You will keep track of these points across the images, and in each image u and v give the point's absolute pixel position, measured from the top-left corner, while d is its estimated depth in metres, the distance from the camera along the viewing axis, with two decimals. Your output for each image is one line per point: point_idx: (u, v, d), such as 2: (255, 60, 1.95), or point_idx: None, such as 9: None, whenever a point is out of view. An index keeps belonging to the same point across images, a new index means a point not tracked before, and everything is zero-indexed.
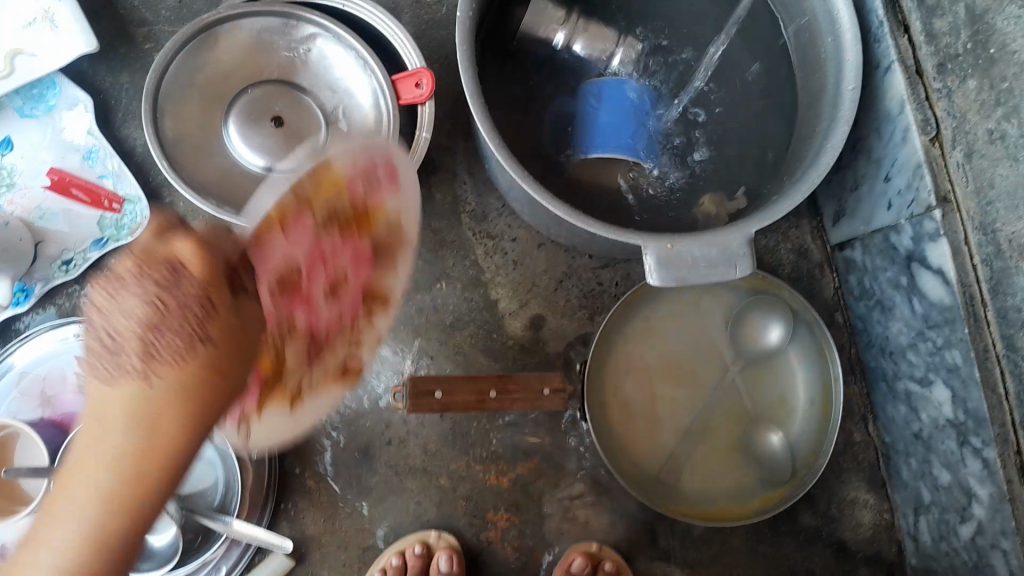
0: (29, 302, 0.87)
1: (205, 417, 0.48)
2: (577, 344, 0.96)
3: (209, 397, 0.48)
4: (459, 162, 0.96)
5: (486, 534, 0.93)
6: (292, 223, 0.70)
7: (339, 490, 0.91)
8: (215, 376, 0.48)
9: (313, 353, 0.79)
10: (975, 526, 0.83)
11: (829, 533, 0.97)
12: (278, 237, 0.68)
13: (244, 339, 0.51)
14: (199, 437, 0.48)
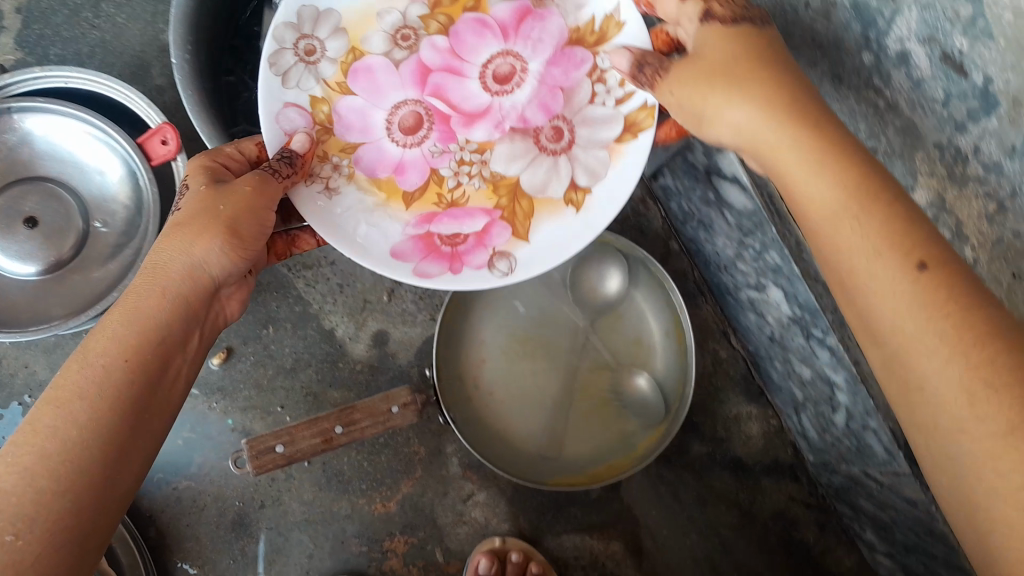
0: None
1: (89, 485, 0.45)
2: (425, 348, 0.94)
3: (119, 457, 0.47)
4: None
5: (389, 563, 0.91)
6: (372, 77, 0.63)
7: (226, 566, 0.88)
8: (130, 407, 0.48)
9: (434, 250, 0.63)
10: (845, 414, 0.80)
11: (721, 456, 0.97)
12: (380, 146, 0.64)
13: (129, 395, 0.48)
14: (92, 476, 0.45)
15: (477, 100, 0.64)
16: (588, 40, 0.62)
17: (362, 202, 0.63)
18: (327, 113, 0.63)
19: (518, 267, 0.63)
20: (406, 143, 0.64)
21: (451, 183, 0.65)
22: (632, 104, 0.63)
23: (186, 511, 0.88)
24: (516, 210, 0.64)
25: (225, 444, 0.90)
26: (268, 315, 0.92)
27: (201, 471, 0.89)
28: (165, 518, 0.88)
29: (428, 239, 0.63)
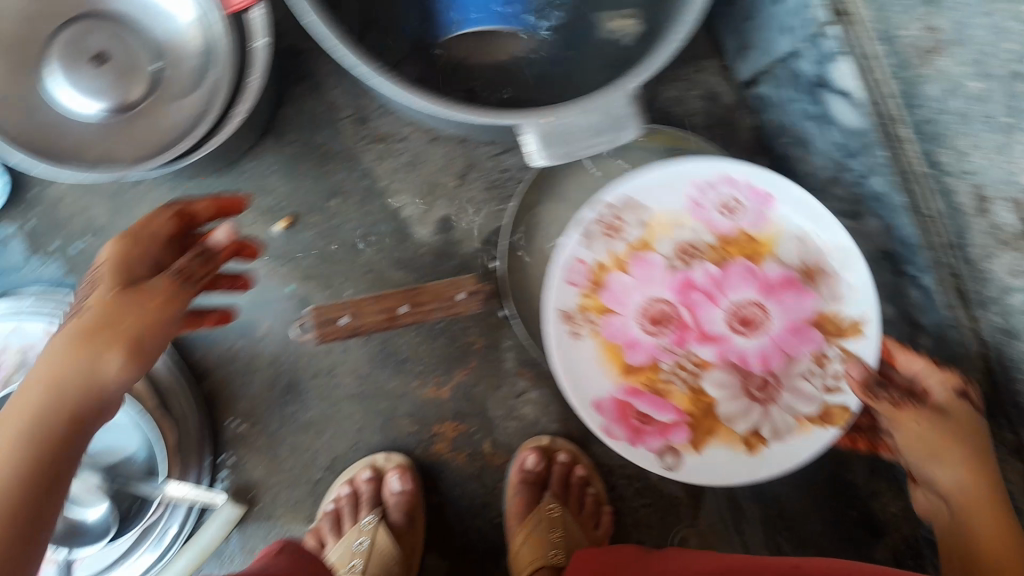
0: None
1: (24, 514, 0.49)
2: (492, 239, 0.89)
3: (44, 495, 0.50)
4: (323, 66, 0.86)
5: (436, 446, 0.91)
6: (633, 277, 0.72)
7: (275, 430, 0.88)
8: (42, 472, 0.50)
9: (625, 426, 0.70)
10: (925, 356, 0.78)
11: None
12: (614, 326, 0.72)
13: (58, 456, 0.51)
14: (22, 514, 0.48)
15: (720, 326, 0.72)
16: (829, 329, 0.72)
17: (585, 348, 0.71)
18: (600, 277, 0.72)
19: (679, 470, 0.71)
20: (644, 327, 0.72)
21: (663, 373, 0.71)
22: (839, 402, 0.71)
23: (237, 373, 0.87)
24: (703, 429, 0.71)
25: (280, 311, 0.88)
26: (334, 186, 0.87)
27: (256, 335, 0.87)
28: (215, 378, 0.87)
29: (620, 404, 0.71)
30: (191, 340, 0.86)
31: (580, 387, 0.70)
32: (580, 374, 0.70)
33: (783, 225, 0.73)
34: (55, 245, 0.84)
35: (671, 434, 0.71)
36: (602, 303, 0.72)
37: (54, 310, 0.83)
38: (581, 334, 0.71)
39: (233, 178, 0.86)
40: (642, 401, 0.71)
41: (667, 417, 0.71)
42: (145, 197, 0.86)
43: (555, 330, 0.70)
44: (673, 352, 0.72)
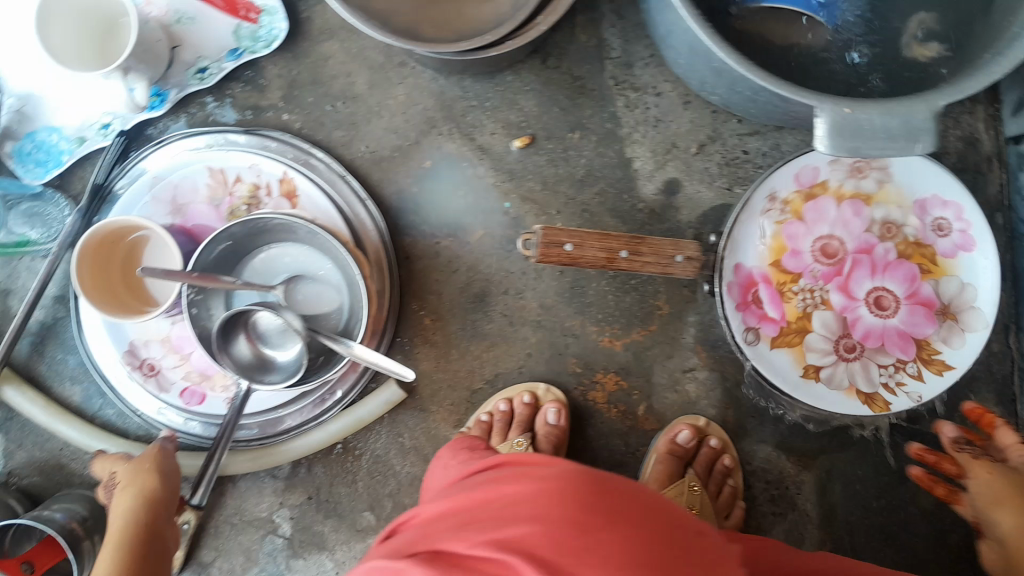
0: (165, 107, 0.86)
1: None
2: (711, 214, 0.89)
3: None
4: (609, 3, 0.87)
5: (593, 393, 0.92)
6: (838, 211, 0.86)
7: (454, 331, 0.91)
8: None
9: (744, 301, 0.87)
10: None
11: (934, 438, 0.93)
12: (794, 233, 0.86)
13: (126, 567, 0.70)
14: None
15: (863, 293, 0.87)
16: (923, 353, 0.87)
17: (765, 228, 0.86)
18: (822, 189, 0.85)
19: (755, 347, 0.87)
20: (817, 254, 0.87)
21: (801, 291, 0.87)
22: (889, 398, 0.87)
23: (437, 267, 0.91)
24: (788, 338, 0.88)
25: (492, 220, 0.90)
26: (578, 119, 0.89)
27: (467, 237, 0.91)
28: (416, 265, 0.91)
29: (751, 280, 0.87)
30: (408, 223, 0.90)
31: (734, 255, 0.86)
32: (743, 245, 0.86)
33: (958, 268, 0.86)
34: (312, 99, 0.88)
35: (765, 325, 0.87)
36: (803, 214, 0.86)
37: (294, 159, 0.87)
38: (771, 215, 0.86)
39: (490, 85, 0.89)
40: (769, 300, 0.87)
41: (774, 317, 0.87)
42: (404, 78, 0.89)
43: (755, 212, 0.85)
44: (820, 284, 0.87)
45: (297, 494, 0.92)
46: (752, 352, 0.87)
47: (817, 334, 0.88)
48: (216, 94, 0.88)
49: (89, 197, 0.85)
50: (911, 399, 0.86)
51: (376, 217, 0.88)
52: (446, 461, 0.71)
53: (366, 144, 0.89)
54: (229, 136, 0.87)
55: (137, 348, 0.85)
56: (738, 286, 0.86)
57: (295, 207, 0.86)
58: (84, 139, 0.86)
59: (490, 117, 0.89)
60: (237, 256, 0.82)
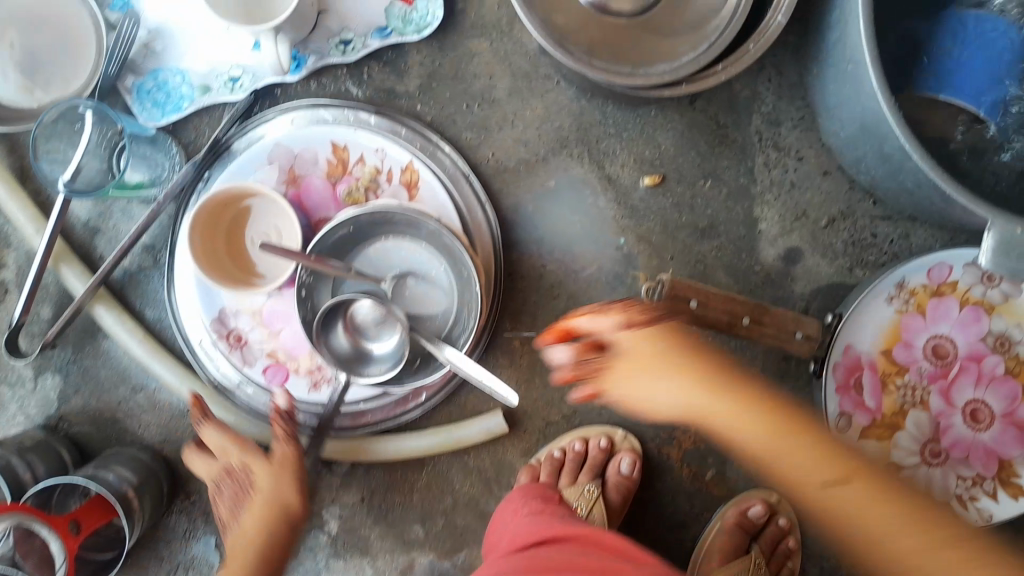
0: (301, 74, 0.82)
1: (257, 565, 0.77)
2: (827, 291, 0.87)
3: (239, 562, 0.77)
4: (771, 57, 0.85)
5: (669, 448, 0.90)
6: (956, 316, 0.84)
7: (540, 357, 0.88)
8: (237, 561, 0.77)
9: (843, 380, 0.84)
10: None
11: None
12: (909, 326, 0.84)
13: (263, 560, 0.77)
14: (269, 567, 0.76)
15: (965, 402, 0.85)
16: (1006, 474, 0.84)
17: (884, 314, 0.84)
18: (947, 291, 0.84)
19: (844, 431, 0.85)
20: (927, 352, 0.85)
21: (903, 385, 0.85)
22: (962, 511, 0.84)
23: (538, 289, 0.88)
24: (878, 430, 0.85)
25: (605, 253, 0.88)
26: (713, 169, 0.86)
27: (574, 265, 0.88)
28: (520, 282, 0.88)
29: (855, 364, 0.85)
30: (521, 237, 0.88)
31: (846, 330, 0.84)
32: (859, 323, 0.84)
33: None
34: (449, 94, 0.85)
35: (859, 409, 0.85)
36: (923, 308, 0.84)
37: (422, 149, 0.84)
38: (891, 303, 0.84)
39: (632, 116, 0.86)
40: (869, 387, 0.85)
41: (870, 404, 0.85)
42: (546, 92, 0.86)
43: (876, 296, 0.84)
44: (924, 382, 0.85)
45: (350, 494, 0.89)
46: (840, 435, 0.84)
47: (907, 432, 0.85)
48: (353, 68, 0.85)
49: (206, 152, 0.82)
50: (983, 516, 0.84)
51: (493, 225, 0.86)
52: (515, 507, 0.74)
53: (493, 150, 0.86)
54: (360, 114, 0.83)
55: (227, 315, 0.82)
56: (841, 365, 0.84)
57: (414, 199, 0.82)
58: (209, 89, 0.82)
59: (625, 149, 0.86)
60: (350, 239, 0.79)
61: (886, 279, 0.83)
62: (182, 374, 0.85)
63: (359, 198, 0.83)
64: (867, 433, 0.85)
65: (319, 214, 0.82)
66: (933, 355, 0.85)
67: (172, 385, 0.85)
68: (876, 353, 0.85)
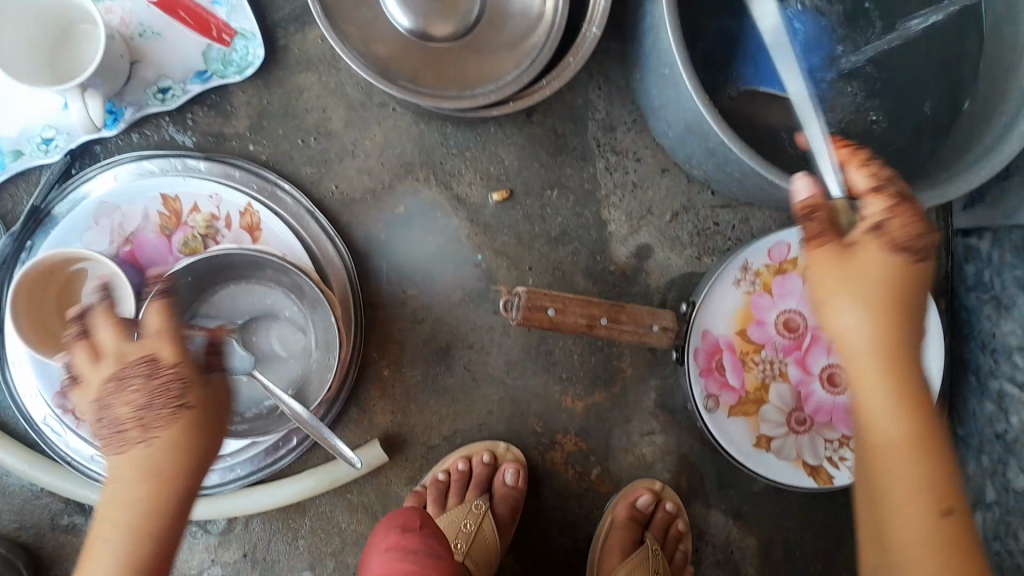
0: (119, 128, 0.79)
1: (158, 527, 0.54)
2: (679, 282, 0.90)
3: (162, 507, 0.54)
4: (598, 63, 0.87)
5: (551, 453, 0.91)
6: (800, 289, 0.88)
7: (413, 384, 0.88)
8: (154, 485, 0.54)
9: (707, 365, 0.86)
10: None
11: None
12: (759, 305, 0.87)
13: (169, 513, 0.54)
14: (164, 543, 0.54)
15: (819, 369, 0.89)
16: None
17: (735, 296, 0.87)
18: (789, 266, 0.87)
19: (712, 413, 0.86)
20: (779, 327, 0.88)
21: (762, 361, 0.88)
22: (832, 472, 0.88)
23: (402, 316, 0.87)
24: (745, 408, 0.87)
25: (464, 272, 0.88)
26: (557, 177, 0.88)
27: (434, 288, 0.88)
28: (381, 312, 0.87)
29: (715, 348, 0.87)
30: (376, 267, 0.87)
31: (703, 316, 0.86)
32: (714, 308, 0.86)
33: None
34: (283, 131, 0.84)
35: (725, 391, 0.87)
36: (770, 285, 0.87)
37: (260, 190, 0.82)
38: (740, 285, 0.87)
39: (471, 134, 0.87)
40: (731, 368, 0.87)
41: (735, 386, 0.87)
42: (383, 120, 0.85)
43: (725, 280, 0.86)
44: (781, 356, 0.88)
45: (231, 551, 0.86)
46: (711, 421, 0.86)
47: (773, 406, 0.88)
48: (178, 116, 0.82)
49: (24, 220, 0.78)
50: (852, 474, 0.88)
51: (345, 257, 0.84)
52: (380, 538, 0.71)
53: (337, 184, 0.85)
54: (188, 161, 0.80)
55: None
56: (703, 352, 0.86)
57: (257, 242, 0.80)
58: (21, 153, 0.78)
59: (468, 167, 0.87)
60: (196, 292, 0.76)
61: (732, 263, 0.86)
62: (28, 457, 0.80)
63: (197, 247, 0.80)
64: (735, 414, 0.87)
65: (156, 269, 0.79)
66: (786, 330, 0.88)
67: (18, 472, 0.80)
68: (733, 334, 0.88)
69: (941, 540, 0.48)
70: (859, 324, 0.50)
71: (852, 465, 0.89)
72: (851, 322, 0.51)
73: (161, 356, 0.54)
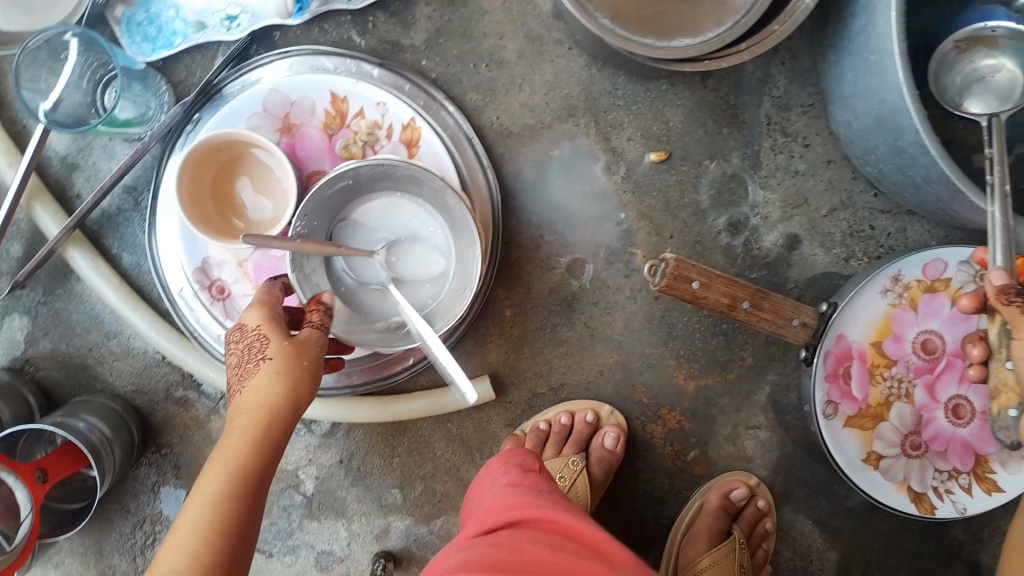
0: (304, 18, 0.79)
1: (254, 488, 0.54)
2: (820, 281, 0.87)
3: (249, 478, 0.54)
4: (787, 41, 0.84)
5: (652, 426, 0.90)
6: (947, 312, 0.84)
7: (532, 329, 0.87)
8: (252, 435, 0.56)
9: (834, 370, 0.84)
10: None
11: (960, 547, 0.93)
12: (900, 320, 0.84)
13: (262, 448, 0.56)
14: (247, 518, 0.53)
15: (946, 397, 0.86)
16: (980, 468, 0.86)
17: (878, 305, 0.84)
18: (940, 287, 0.84)
19: (830, 420, 0.84)
20: (915, 346, 0.85)
21: (890, 378, 0.85)
22: (936, 503, 0.86)
23: (534, 260, 0.86)
24: (862, 421, 0.85)
25: (604, 228, 0.86)
26: (719, 150, 0.85)
27: (572, 237, 0.86)
28: (516, 251, 0.86)
29: (847, 355, 0.84)
30: (519, 207, 0.85)
31: (841, 320, 0.83)
32: (854, 314, 0.83)
33: None
34: (457, 52, 0.82)
35: (847, 400, 0.84)
36: (916, 302, 0.84)
37: (425, 107, 0.81)
38: (886, 296, 0.83)
39: (642, 90, 0.84)
40: (857, 379, 0.84)
41: (857, 397, 0.84)
42: (557, 58, 0.83)
43: (872, 288, 0.83)
44: (910, 376, 0.85)
45: (328, 455, 0.87)
46: (826, 429, 0.84)
47: (891, 425, 0.85)
48: (357, 18, 0.81)
49: (196, 94, 0.79)
50: (956, 509, 0.86)
51: (493, 189, 0.83)
52: (495, 477, 0.71)
53: (498, 114, 0.84)
54: (362, 65, 0.80)
55: (210, 266, 0.80)
56: (833, 357, 0.83)
57: (414, 157, 0.79)
58: (204, 26, 0.79)
59: (631, 123, 0.85)
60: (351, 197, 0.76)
61: (883, 272, 0.82)
62: (156, 325, 0.82)
63: (355, 153, 0.79)
64: (852, 425, 0.85)
65: (313, 167, 0.79)
66: (921, 352, 0.85)
67: (147, 337, 0.82)
68: (866, 344, 0.85)
69: None
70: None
71: (957, 499, 0.86)
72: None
73: (247, 318, 0.62)
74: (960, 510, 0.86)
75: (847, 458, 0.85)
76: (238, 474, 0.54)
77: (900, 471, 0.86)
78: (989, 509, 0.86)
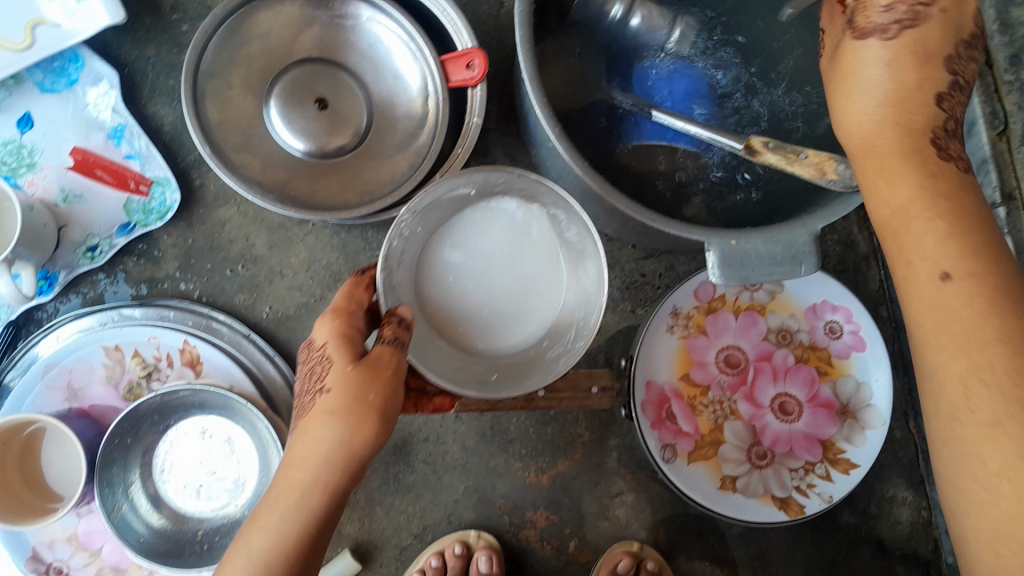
0: (53, 291, 0.83)
1: (289, 547, 0.55)
2: (619, 338, 0.92)
3: (315, 522, 0.56)
4: (500, 147, 0.91)
5: (525, 531, 0.91)
6: (735, 323, 0.90)
7: (375, 486, 0.89)
8: (312, 502, 0.56)
9: (658, 415, 0.87)
10: None
11: (856, 530, 0.95)
12: (696, 347, 0.89)
13: (301, 507, 0.56)
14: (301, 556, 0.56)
15: (767, 400, 0.90)
16: (829, 453, 0.89)
17: (670, 343, 0.88)
18: (718, 307, 0.89)
19: (672, 463, 0.86)
20: (721, 364, 0.89)
21: (712, 400, 0.89)
22: (803, 502, 0.87)
23: None
24: (704, 451, 0.88)
25: None
26: None
27: None
28: None
29: (663, 397, 0.88)
30: None
31: (647, 367, 0.87)
32: (655, 360, 0.88)
33: (853, 368, 0.90)
34: (211, 265, 0.87)
35: (681, 438, 0.87)
36: (704, 326, 0.89)
37: (197, 325, 0.85)
38: (674, 332, 0.89)
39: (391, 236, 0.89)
40: (682, 415, 0.88)
41: (690, 430, 0.88)
42: (306, 235, 0.88)
43: (659, 331, 0.88)
44: (730, 394, 0.89)
45: None
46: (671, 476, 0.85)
47: (731, 445, 0.88)
48: (108, 269, 0.86)
49: None
50: (823, 500, 0.87)
51: (288, 371, 0.86)
52: None
53: (270, 304, 0.88)
54: (123, 311, 0.84)
55: (42, 551, 0.82)
56: (651, 406, 0.87)
57: (200, 374, 0.83)
58: None
59: None
60: (116, 454, 0.78)
61: (661, 311, 0.88)
62: None
63: (141, 391, 0.84)
64: (698, 461, 0.87)
65: (108, 419, 0.83)
66: (727, 368, 0.90)
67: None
68: (676, 380, 0.89)
69: (967, 296, 0.47)
70: (881, 105, 0.51)
71: (821, 490, 0.88)
72: (867, 97, 0.52)
73: (319, 337, 0.64)
74: (824, 500, 0.88)
75: (704, 496, 0.86)
76: (278, 553, 0.55)
77: (757, 486, 0.88)
78: (853, 488, 0.88)
